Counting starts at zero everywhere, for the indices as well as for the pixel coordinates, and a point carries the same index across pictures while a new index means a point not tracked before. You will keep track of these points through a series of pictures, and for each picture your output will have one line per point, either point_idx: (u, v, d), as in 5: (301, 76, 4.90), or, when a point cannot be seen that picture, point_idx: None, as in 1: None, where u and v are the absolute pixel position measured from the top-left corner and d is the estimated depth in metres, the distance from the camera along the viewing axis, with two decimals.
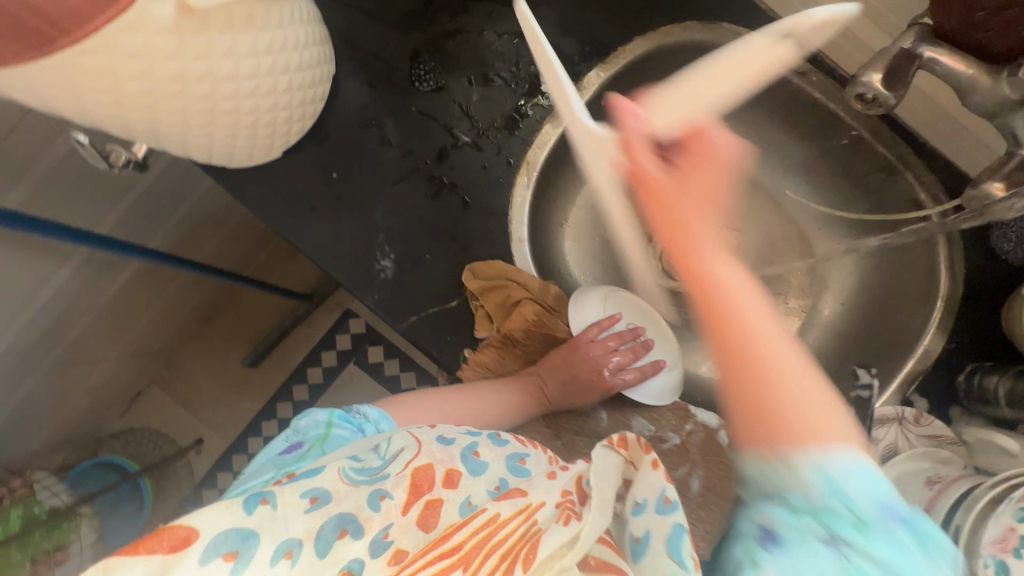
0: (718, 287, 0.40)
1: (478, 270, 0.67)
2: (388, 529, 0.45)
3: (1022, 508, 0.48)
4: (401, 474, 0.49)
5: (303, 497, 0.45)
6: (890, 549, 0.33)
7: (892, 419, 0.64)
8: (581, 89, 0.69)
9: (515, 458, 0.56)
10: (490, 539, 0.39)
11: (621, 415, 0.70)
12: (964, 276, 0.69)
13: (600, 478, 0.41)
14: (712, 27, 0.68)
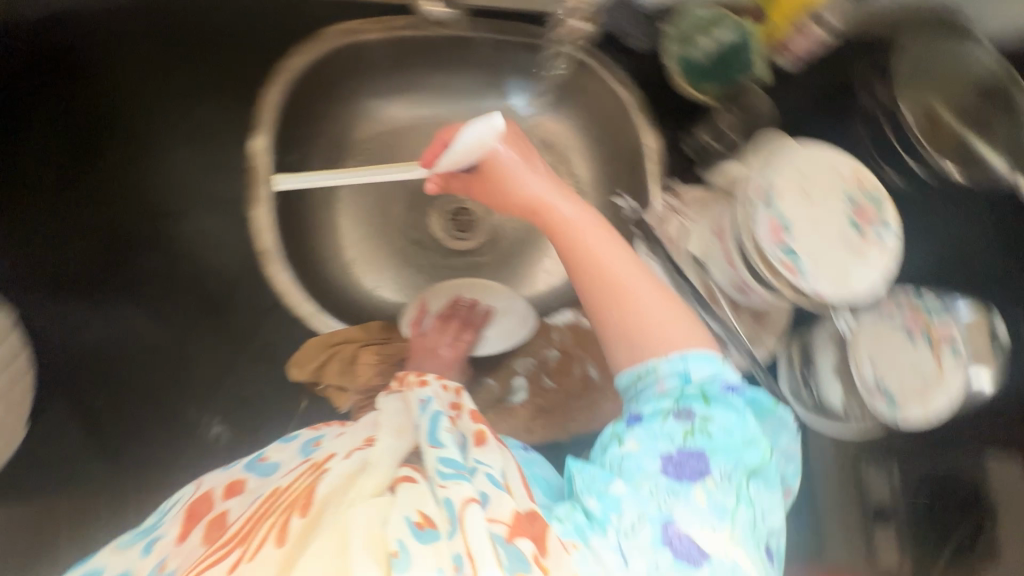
0: (573, 228, 0.58)
1: (301, 362, 0.65)
2: (166, 560, 0.49)
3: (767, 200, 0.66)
4: (176, 514, 0.53)
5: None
6: (727, 412, 0.51)
7: (667, 215, 0.78)
8: (255, 163, 0.69)
9: (310, 444, 0.59)
10: (267, 512, 0.48)
11: (503, 372, 0.71)
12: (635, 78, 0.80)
13: (391, 417, 0.58)
14: (316, 39, 0.72)
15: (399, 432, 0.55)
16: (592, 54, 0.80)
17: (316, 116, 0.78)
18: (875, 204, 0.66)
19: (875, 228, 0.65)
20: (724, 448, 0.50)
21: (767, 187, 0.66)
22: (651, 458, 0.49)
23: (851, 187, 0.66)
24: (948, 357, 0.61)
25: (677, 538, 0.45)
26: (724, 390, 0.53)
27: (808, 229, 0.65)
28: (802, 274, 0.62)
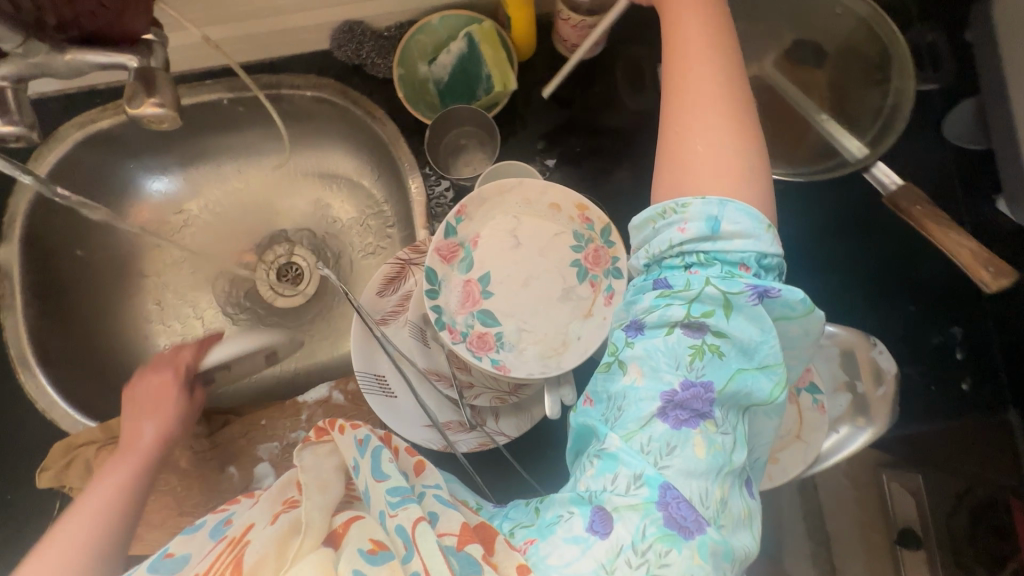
0: (680, 27, 0.45)
1: (48, 465, 0.67)
2: None
3: (462, 259, 0.54)
4: None
5: None
6: (750, 322, 0.40)
7: (403, 269, 0.64)
8: (7, 271, 0.71)
9: (221, 522, 0.43)
10: None
11: (247, 459, 0.67)
12: (388, 111, 0.72)
13: (314, 469, 0.42)
14: (56, 137, 0.72)
15: (323, 486, 0.41)
16: (336, 91, 0.71)
17: None
18: (604, 243, 0.53)
19: (601, 275, 0.53)
20: (745, 362, 0.40)
21: (468, 239, 0.54)
22: (656, 380, 0.40)
23: (575, 221, 0.53)
24: (806, 397, 0.63)
25: (676, 503, 0.37)
26: (758, 290, 0.39)
27: (513, 289, 0.53)
28: (499, 346, 0.52)
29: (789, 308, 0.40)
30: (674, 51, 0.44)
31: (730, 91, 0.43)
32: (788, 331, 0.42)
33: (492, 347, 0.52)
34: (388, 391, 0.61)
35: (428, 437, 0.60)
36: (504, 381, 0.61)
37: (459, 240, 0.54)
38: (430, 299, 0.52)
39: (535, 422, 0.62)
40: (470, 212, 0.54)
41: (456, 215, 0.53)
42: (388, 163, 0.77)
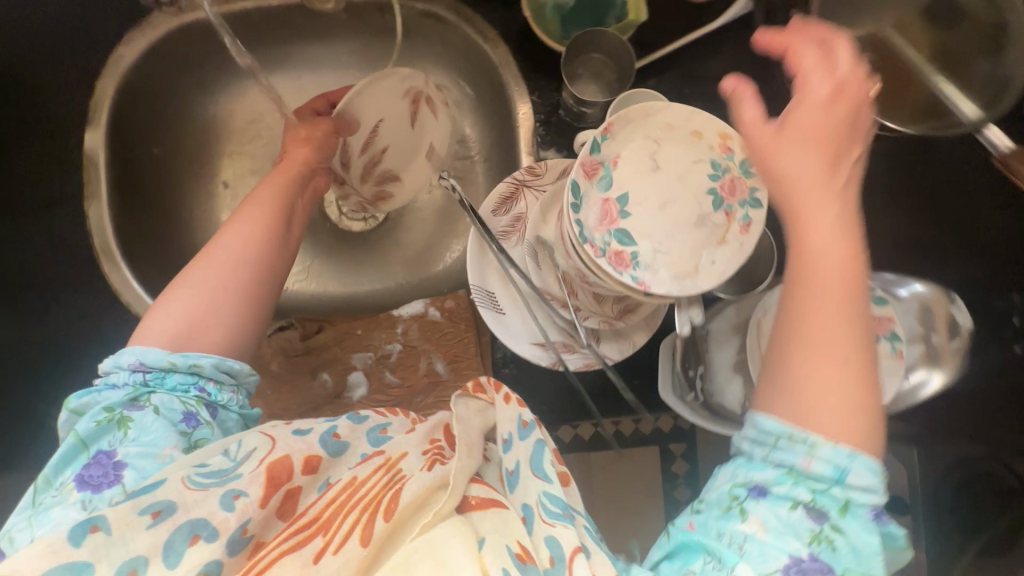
0: (790, 187, 0.42)
1: None
2: (246, 525, 0.44)
3: (602, 177, 0.55)
4: (256, 470, 0.46)
5: (140, 515, 0.42)
6: (863, 525, 0.39)
7: (516, 190, 0.65)
8: (92, 158, 0.69)
9: (378, 431, 0.55)
10: (348, 500, 0.45)
11: (340, 367, 0.67)
12: (501, 32, 0.71)
13: (464, 426, 0.52)
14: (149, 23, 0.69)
15: (469, 448, 0.51)
16: (450, 8, 0.71)
17: (171, 101, 0.76)
18: (742, 173, 0.54)
19: (737, 204, 0.54)
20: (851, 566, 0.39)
21: (608, 158, 0.55)
22: (769, 560, 0.38)
23: (713, 149, 0.55)
24: (885, 344, 0.63)
25: None
26: (876, 514, 0.39)
27: (649, 212, 0.55)
28: (636, 265, 0.53)
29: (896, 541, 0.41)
30: (798, 218, 0.41)
31: (856, 286, 0.40)
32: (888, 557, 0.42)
33: (629, 265, 0.53)
34: (498, 308, 0.62)
35: (537, 355, 0.62)
36: (611, 306, 0.63)
37: (599, 159, 0.55)
38: (573, 213, 0.53)
39: (636, 348, 0.64)
40: (614, 132, 0.55)
41: (602, 133, 0.54)
42: (488, 88, 0.76)
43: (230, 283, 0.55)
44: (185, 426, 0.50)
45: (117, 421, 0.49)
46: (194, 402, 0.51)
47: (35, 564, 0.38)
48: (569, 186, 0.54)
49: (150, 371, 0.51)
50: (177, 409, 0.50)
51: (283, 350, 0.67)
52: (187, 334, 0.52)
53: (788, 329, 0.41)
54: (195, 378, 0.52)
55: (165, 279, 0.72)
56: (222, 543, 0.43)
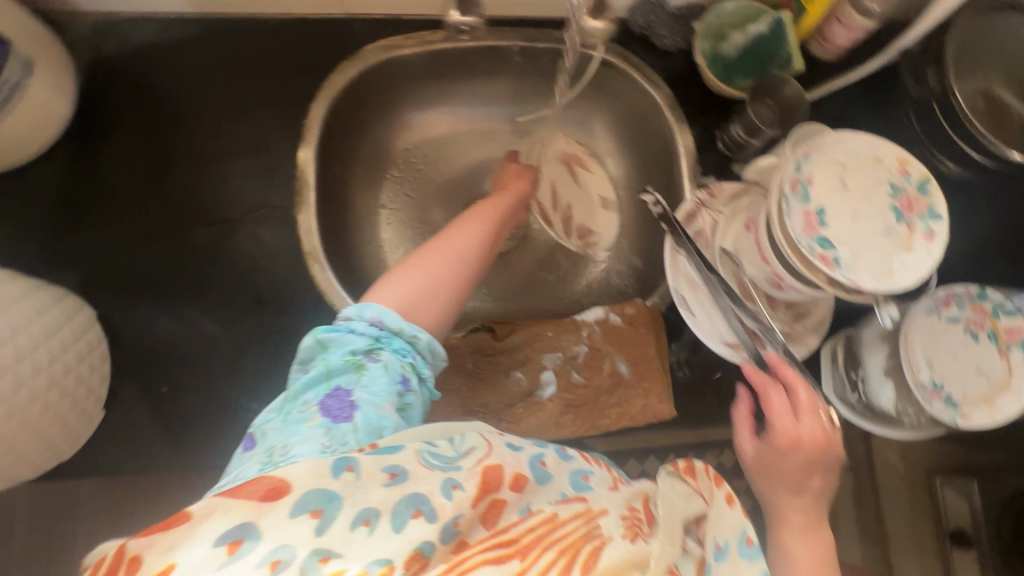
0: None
1: None
2: (458, 517, 0.44)
3: (802, 192, 0.63)
4: (473, 469, 0.47)
5: (381, 472, 0.44)
6: None
7: (697, 209, 0.74)
8: (304, 171, 0.74)
9: (579, 476, 0.53)
10: (549, 533, 0.44)
11: (533, 366, 0.72)
12: (664, 78, 0.81)
13: (667, 502, 0.49)
14: (360, 56, 0.77)
15: (671, 538, 0.46)
16: (620, 55, 0.80)
17: (359, 126, 0.83)
18: (919, 193, 0.64)
19: (916, 218, 0.63)
20: None
21: (805, 177, 0.64)
22: None
23: (890, 170, 0.65)
24: (1017, 353, 0.75)
25: None
26: None
27: (845, 221, 0.63)
28: (840, 266, 0.61)
29: None
30: None
31: None
32: None
33: (834, 266, 0.61)
34: (690, 310, 0.70)
35: (727, 353, 0.69)
36: (786, 311, 0.71)
37: (798, 177, 0.64)
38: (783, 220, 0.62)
39: (808, 351, 0.71)
40: (809, 156, 0.65)
41: (804, 156, 0.65)
42: (643, 126, 0.86)
43: (442, 275, 0.61)
44: (400, 386, 0.55)
45: (357, 365, 0.54)
46: (410, 368, 0.56)
47: (303, 480, 0.42)
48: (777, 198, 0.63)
49: (384, 329, 0.57)
50: (399, 370, 0.55)
51: (477, 350, 0.72)
52: (411, 306, 0.59)
53: (778, 491, 0.61)
54: (412, 348, 0.57)
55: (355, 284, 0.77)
56: (437, 526, 0.43)
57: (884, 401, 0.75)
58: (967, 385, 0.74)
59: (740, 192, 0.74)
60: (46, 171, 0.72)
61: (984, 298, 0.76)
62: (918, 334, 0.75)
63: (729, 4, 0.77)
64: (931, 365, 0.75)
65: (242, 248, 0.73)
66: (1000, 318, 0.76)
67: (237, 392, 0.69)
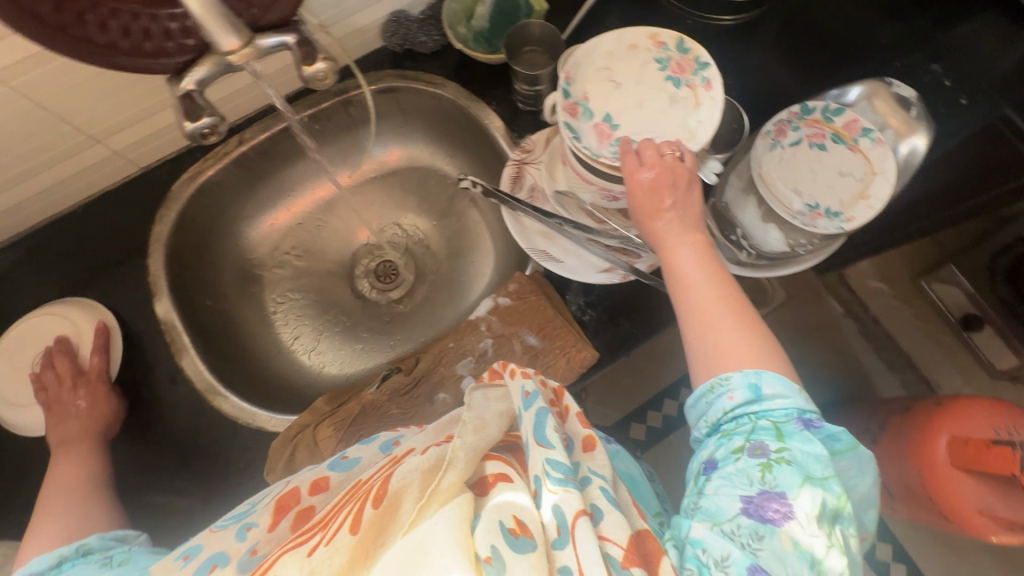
0: None
1: (274, 465, 0.70)
2: (255, 546, 0.45)
3: (583, 112, 0.66)
4: (266, 502, 0.49)
5: (177, 560, 0.46)
6: (811, 443, 0.47)
7: (520, 169, 0.76)
8: (169, 320, 0.76)
9: (389, 442, 0.55)
10: (348, 498, 0.45)
11: (451, 381, 0.73)
12: (444, 75, 0.85)
13: (482, 409, 0.51)
14: (169, 197, 0.80)
15: (481, 428, 0.49)
16: (397, 76, 0.84)
17: (207, 256, 0.85)
18: (681, 54, 0.67)
19: (692, 75, 0.66)
20: (811, 471, 0.46)
21: (580, 97, 0.67)
22: (728, 500, 0.46)
23: (643, 45, 0.68)
24: (864, 141, 0.77)
25: (760, 506, 0.45)
26: (805, 422, 0.48)
27: (630, 112, 0.66)
28: None
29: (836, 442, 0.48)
30: None
31: None
32: (841, 466, 0.49)
33: None
34: (556, 258, 0.72)
35: (608, 278, 0.70)
36: None
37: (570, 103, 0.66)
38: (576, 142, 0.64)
39: None
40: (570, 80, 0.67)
41: (566, 81, 0.67)
42: (453, 123, 0.89)
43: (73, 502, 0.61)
44: (100, 562, 0.52)
45: None
46: (101, 554, 0.53)
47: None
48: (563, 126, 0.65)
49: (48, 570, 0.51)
50: (89, 563, 0.51)
51: (394, 392, 0.72)
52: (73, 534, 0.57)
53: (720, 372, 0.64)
54: (89, 550, 0.53)
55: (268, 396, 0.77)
56: (234, 564, 0.44)
57: (777, 244, 0.76)
58: (838, 191, 0.76)
59: (551, 135, 0.77)
60: None
61: (810, 110, 0.79)
62: (773, 171, 0.78)
63: None
64: (798, 192, 0.77)
65: (146, 419, 0.75)
66: (833, 120, 0.78)
67: None
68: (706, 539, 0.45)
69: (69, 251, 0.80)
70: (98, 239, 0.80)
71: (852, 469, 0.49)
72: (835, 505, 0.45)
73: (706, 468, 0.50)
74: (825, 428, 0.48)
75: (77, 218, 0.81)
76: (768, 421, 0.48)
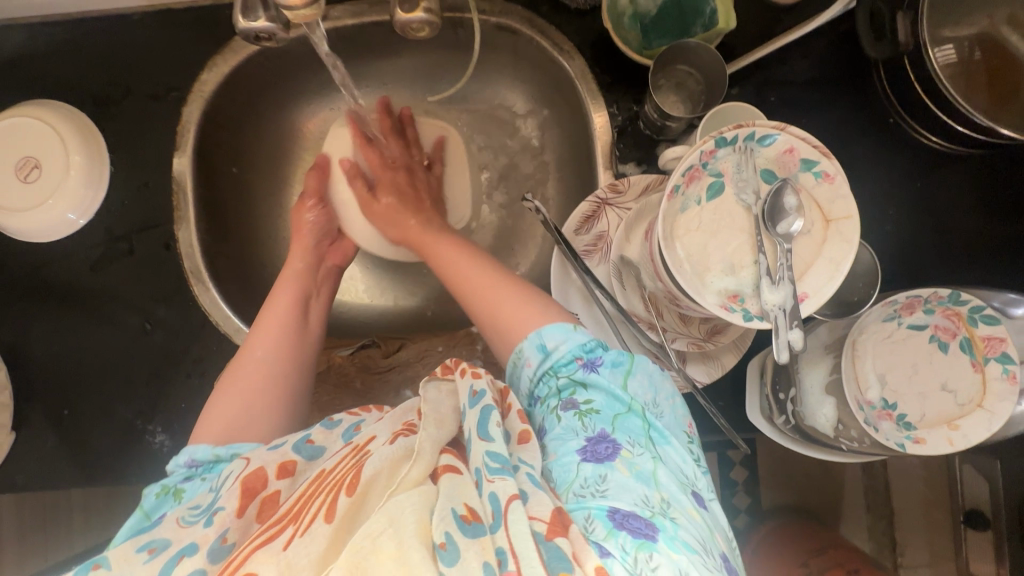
0: None
1: None
2: (225, 533, 0.39)
3: (706, 188, 0.54)
4: (231, 484, 0.42)
5: (135, 553, 0.38)
6: (607, 383, 0.46)
7: (598, 209, 0.64)
8: (181, 182, 0.70)
9: (351, 429, 0.48)
10: (318, 488, 0.39)
11: (423, 384, 0.68)
12: (576, 44, 0.69)
13: (433, 403, 0.44)
14: (228, 48, 0.70)
15: (441, 423, 0.43)
16: (524, 20, 0.68)
17: (248, 123, 0.77)
18: (808, 180, 0.53)
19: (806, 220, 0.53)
20: (616, 407, 0.45)
21: (715, 172, 0.54)
22: (566, 457, 0.43)
23: (803, 183, 0.54)
24: (996, 366, 0.60)
25: (592, 448, 0.43)
26: (591, 362, 0.47)
27: (724, 235, 0.54)
28: (742, 300, 0.53)
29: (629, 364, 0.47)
30: None
31: None
32: (644, 378, 0.48)
33: (737, 303, 0.53)
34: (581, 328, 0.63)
35: None
36: (698, 327, 0.61)
37: (703, 163, 0.54)
38: (676, 222, 0.54)
39: (725, 370, 0.63)
40: (735, 135, 0.53)
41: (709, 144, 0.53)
42: (563, 102, 0.75)
43: (268, 381, 0.56)
44: None
45: (174, 493, 0.46)
46: None
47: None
48: (670, 195, 0.53)
49: (202, 463, 0.48)
50: None
51: (366, 368, 0.69)
52: (227, 430, 0.51)
53: None
54: (244, 462, 0.49)
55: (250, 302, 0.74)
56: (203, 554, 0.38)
57: (822, 421, 0.66)
58: (926, 403, 0.63)
59: (652, 186, 0.63)
60: None
61: (960, 302, 0.62)
62: (868, 343, 0.65)
63: None
64: (881, 379, 0.64)
65: (128, 269, 0.72)
66: (977, 325, 0.62)
67: (135, 415, 0.71)
68: (574, 504, 0.40)
69: (109, 53, 0.71)
70: (142, 56, 0.71)
71: (648, 380, 0.48)
72: (639, 422, 0.45)
73: (540, 435, 0.47)
74: (614, 357, 0.47)
75: (128, 23, 0.71)
76: (568, 374, 0.47)
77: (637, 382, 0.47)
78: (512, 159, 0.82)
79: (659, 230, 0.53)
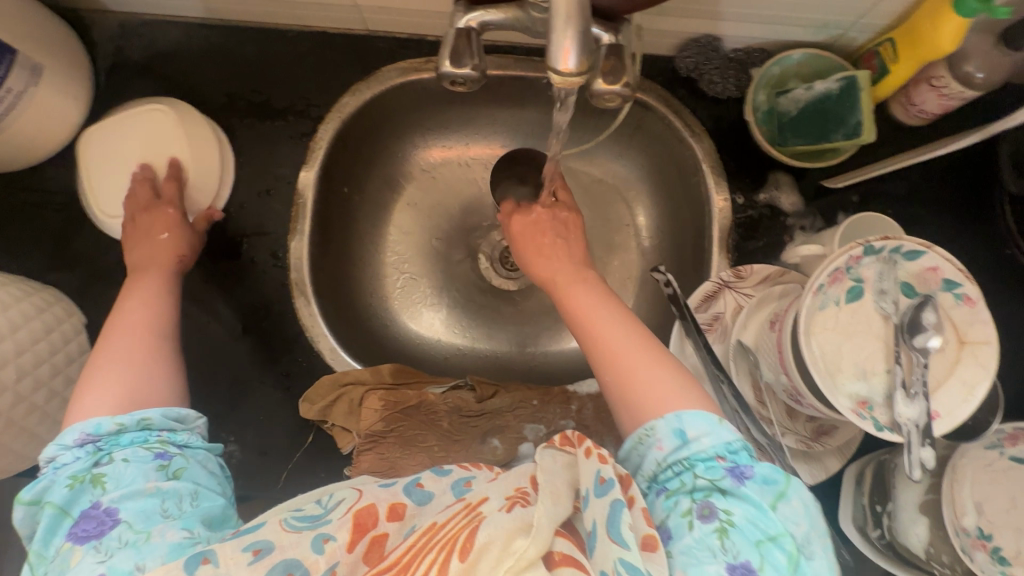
0: None
1: (312, 398, 0.66)
2: (335, 566, 0.42)
3: (847, 290, 0.55)
4: (342, 515, 0.45)
5: (241, 552, 0.41)
6: (747, 503, 0.43)
7: (718, 290, 0.64)
8: (303, 194, 0.71)
9: (462, 483, 0.48)
10: (429, 542, 0.41)
11: (510, 435, 0.67)
12: (707, 129, 0.72)
13: (551, 475, 0.45)
14: (374, 78, 0.72)
15: (558, 496, 0.43)
16: (661, 98, 0.71)
17: (370, 148, 0.78)
18: (947, 297, 0.54)
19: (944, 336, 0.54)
20: (761, 535, 0.41)
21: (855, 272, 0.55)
22: None
23: (942, 302, 0.54)
24: None
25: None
26: (736, 470, 0.44)
27: (858, 340, 0.54)
28: (870, 407, 0.53)
29: (772, 481, 0.44)
30: None
31: None
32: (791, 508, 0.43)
33: (865, 408, 0.53)
34: None
35: None
36: (805, 426, 0.62)
37: (847, 266, 0.54)
38: (814, 315, 0.54)
39: (826, 473, 0.63)
40: (884, 246, 0.54)
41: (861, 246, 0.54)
42: (678, 180, 0.77)
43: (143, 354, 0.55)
44: (158, 459, 0.49)
45: (90, 481, 0.46)
46: (158, 444, 0.49)
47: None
48: (811, 287, 0.53)
49: (100, 437, 0.48)
50: (144, 454, 0.48)
51: (456, 410, 0.67)
52: (134, 399, 0.51)
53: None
54: (149, 431, 0.50)
55: (343, 322, 0.73)
56: None
57: (913, 541, 0.65)
58: None
59: (774, 276, 0.64)
60: (54, 172, 0.72)
61: None
62: (969, 470, 0.63)
63: (796, 53, 0.67)
64: (979, 508, 0.62)
65: (231, 269, 0.71)
66: None
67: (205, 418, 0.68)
68: None
69: (257, 63, 0.73)
70: (288, 71, 0.73)
71: (800, 506, 0.43)
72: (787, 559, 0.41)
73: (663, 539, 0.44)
74: (755, 473, 0.44)
75: (282, 39, 0.74)
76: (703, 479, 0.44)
77: (784, 512, 0.43)
78: (615, 224, 0.83)
79: (801, 323, 0.53)
